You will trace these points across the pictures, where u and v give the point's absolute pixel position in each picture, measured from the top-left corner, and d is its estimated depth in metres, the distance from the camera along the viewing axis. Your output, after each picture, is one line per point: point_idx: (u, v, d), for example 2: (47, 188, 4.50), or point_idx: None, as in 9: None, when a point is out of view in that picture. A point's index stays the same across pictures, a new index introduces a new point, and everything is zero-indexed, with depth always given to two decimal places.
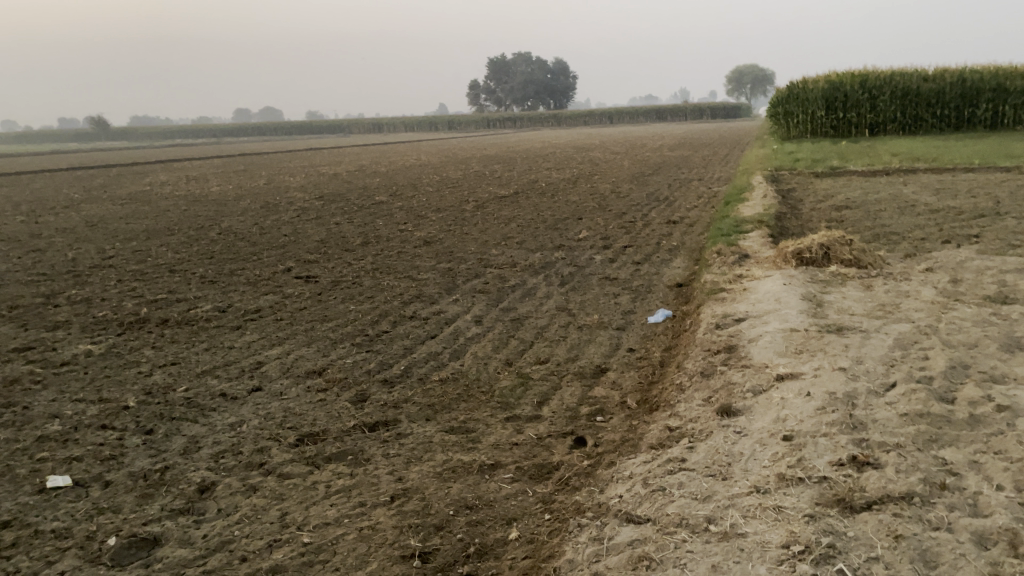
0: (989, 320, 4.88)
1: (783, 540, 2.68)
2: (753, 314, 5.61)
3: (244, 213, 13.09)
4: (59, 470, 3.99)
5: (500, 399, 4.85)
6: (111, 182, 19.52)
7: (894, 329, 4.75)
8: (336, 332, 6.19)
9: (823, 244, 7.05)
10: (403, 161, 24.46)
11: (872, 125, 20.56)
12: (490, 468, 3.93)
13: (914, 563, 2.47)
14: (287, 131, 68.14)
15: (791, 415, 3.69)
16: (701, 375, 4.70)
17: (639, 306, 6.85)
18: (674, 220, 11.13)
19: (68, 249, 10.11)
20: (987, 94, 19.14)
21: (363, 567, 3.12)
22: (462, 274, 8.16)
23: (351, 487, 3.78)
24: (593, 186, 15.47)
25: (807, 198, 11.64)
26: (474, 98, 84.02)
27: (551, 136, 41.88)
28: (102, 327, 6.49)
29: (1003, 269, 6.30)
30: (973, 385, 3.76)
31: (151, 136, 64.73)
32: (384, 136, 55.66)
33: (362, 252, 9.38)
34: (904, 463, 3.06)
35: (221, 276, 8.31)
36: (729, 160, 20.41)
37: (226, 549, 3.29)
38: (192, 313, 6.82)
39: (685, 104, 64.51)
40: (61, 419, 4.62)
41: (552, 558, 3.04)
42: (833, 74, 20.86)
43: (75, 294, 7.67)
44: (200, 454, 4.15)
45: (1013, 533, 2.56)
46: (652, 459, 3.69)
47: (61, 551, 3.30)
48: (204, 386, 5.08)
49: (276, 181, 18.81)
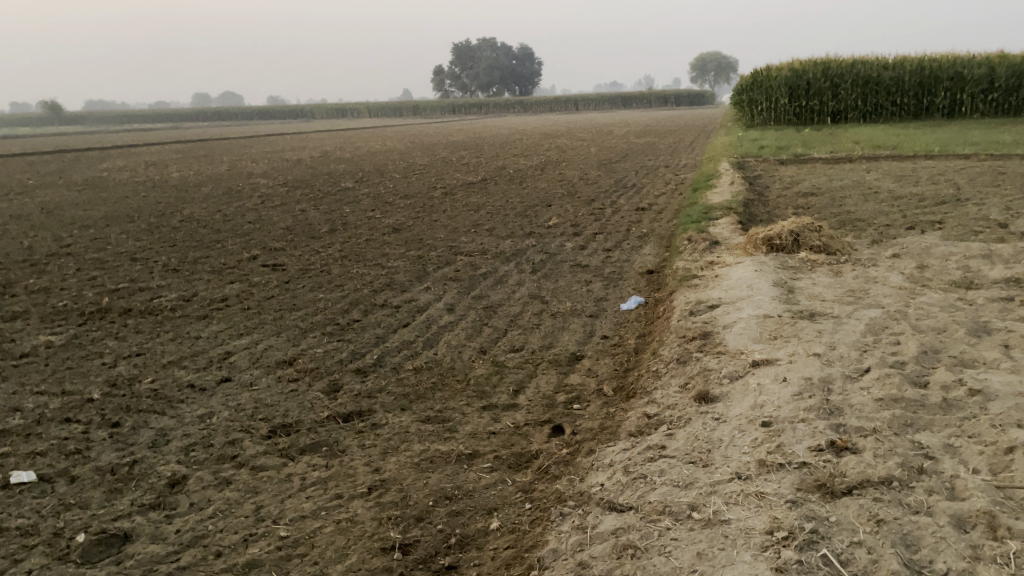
0: (956, 306, 5.00)
1: (766, 526, 2.69)
2: (726, 301, 5.64)
3: (206, 200, 12.74)
4: (21, 465, 3.81)
5: (476, 388, 4.79)
6: (65, 167, 18.83)
7: (864, 315, 4.84)
8: (306, 321, 6.05)
9: (793, 231, 7.12)
10: (367, 147, 24.08)
11: (834, 112, 20.90)
12: (469, 458, 3.88)
13: (897, 547, 2.50)
14: (248, 116, 66.68)
15: (768, 401, 3.71)
16: (677, 361, 4.71)
17: (612, 293, 6.85)
18: (644, 206, 11.18)
19: (23, 237, 9.71)
20: (945, 83, 19.59)
21: (343, 561, 3.05)
22: (432, 262, 8.05)
23: (327, 479, 3.69)
24: (561, 172, 15.48)
25: (773, 185, 11.79)
26: (440, 85, 83.13)
27: (516, 122, 41.68)
28: (63, 317, 6.24)
29: (967, 255, 6.46)
30: (946, 370, 3.84)
31: (106, 120, 62.58)
32: (350, 122, 54.84)
33: (330, 239, 9.20)
34: (882, 448, 3.09)
35: (184, 264, 8.06)
36: (695, 147, 20.58)
37: (200, 545, 3.18)
38: (156, 302, 6.60)
39: (650, 92, 64.77)
40: (22, 412, 4.42)
41: (535, 548, 3.01)
42: (796, 62, 21.14)
43: (32, 283, 7.36)
44: (169, 447, 4.01)
45: (991, 516, 2.61)
46: (631, 447, 3.68)
47: (27, 549, 3.15)
48: (171, 377, 4.91)
49: (239, 166, 18.40)
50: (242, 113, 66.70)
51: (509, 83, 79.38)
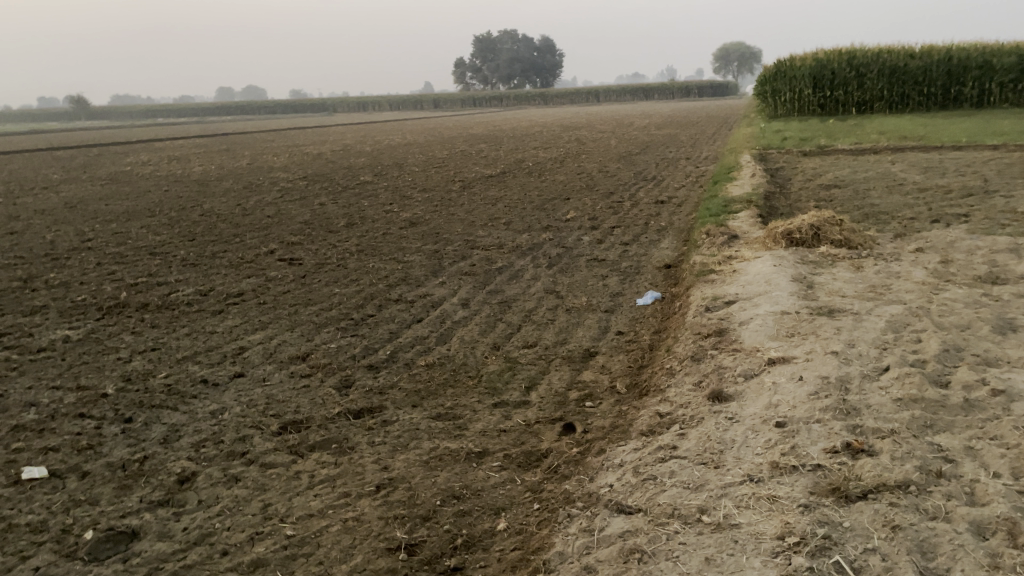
0: (981, 301, 4.86)
1: (777, 531, 2.62)
2: (743, 296, 5.53)
3: (227, 194, 12.84)
4: (35, 461, 3.86)
5: (488, 384, 4.76)
6: (90, 162, 19.17)
7: (885, 311, 4.71)
8: (320, 316, 6.06)
9: (813, 224, 6.97)
10: (387, 140, 24.15)
11: (860, 103, 20.49)
12: (478, 456, 3.85)
13: (912, 554, 2.42)
14: (270, 109, 67.23)
15: (784, 401, 3.63)
16: (692, 359, 4.62)
17: (628, 288, 6.76)
18: (663, 199, 11.04)
19: (46, 231, 9.88)
20: (974, 72, 19.08)
21: (348, 560, 3.04)
22: (448, 256, 8.03)
23: (335, 477, 3.69)
24: (581, 165, 15.38)
25: (796, 177, 11.61)
26: (460, 78, 82.97)
27: (536, 115, 41.50)
28: (81, 311, 6.32)
29: (994, 249, 6.27)
30: (967, 369, 3.72)
31: (132, 116, 63.58)
32: (370, 115, 55.02)
33: (347, 233, 9.21)
34: (899, 450, 3.00)
35: (202, 258, 8.12)
36: (716, 139, 20.32)
37: (206, 543, 3.19)
38: (173, 296, 6.66)
39: (672, 83, 64.13)
40: (38, 407, 4.49)
41: (541, 551, 2.98)
42: (821, 52, 20.77)
43: (53, 278, 7.46)
44: (181, 442, 4.04)
45: (1012, 522, 2.52)
46: (643, 446, 3.62)
47: (36, 545, 3.19)
48: (185, 372, 4.95)
49: (259, 160, 18.57)
50: (263, 108, 67.28)
51: (530, 75, 78.95)
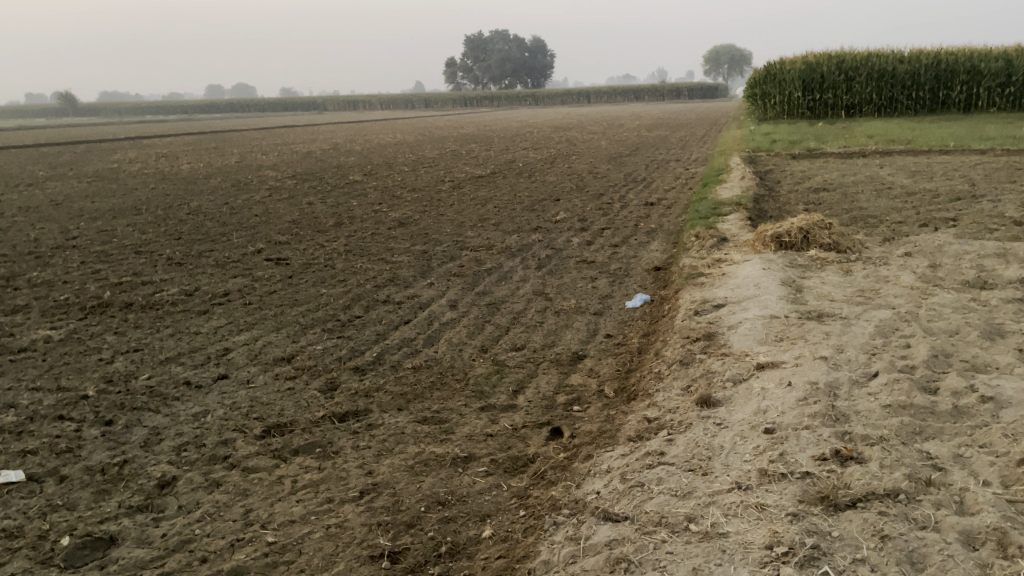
0: (970, 306, 4.86)
1: (765, 540, 2.59)
2: (732, 300, 5.50)
3: (214, 192, 12.70)
4: (11, 464, 3.77)
5: (475, 388, 4.70)
6: (77, 158, 18.94)
7: (874, 316, 4.70)
8: (306, 317, 5.98)
9: (802, 227, 6.97)
10: (378, 139, 24.10)
11: (849, 106, 20.58)
12: (464, 461, 3.79)
13: (902, 565, 2.40)
14: (261, 108, 66.86)
15: (773, 406, 3.60)
16: (680, 363, 4.59)
17: (617, 290, 6.73)
18: (653, 201, 11.02)
19: (30, 229, 9.70)
20: (962, 77, 19.23)
21: (330, 568, 2.98)
22: (437, 257, 7.96)
23: (318, 482, 3.62)
24: (571, 165, 15.37)
25: (784, 180, 11.63)
26: (451, 77, 82.82)
27: (531, 116, 41.71)
28: (63, 311, 6.21)
29: (981, 253, 6.30)
30: (957, 375, 3.71)
31: (126, 113, 63.35)
32: (360, 113, 54.88)
33: (335, 233, 9.13)
34: (889, 458, 2.98)
35: (188, 258, 8.00)
36: (706, 141, 20.36)
37: (186, 550, 3.12)
38: (157, 296, 6.55)
39: (664, 84, 64.25)
40: (16, 409, 4.39)
41: (527, 559, 2.93)
42: (810, 56, 20.88)
43: (35, 276, 7.33)
44: (161, 446, 3.96)
45: (1002, 533, 2.49)
46: (630, 452, 3.58)
47: (11, 552, 3.11)
48: (168, 374, 4.86)
49: (248, 158, 18.40)
50: (254, 104, 66.87)
51: (521, 75, 78.90)
